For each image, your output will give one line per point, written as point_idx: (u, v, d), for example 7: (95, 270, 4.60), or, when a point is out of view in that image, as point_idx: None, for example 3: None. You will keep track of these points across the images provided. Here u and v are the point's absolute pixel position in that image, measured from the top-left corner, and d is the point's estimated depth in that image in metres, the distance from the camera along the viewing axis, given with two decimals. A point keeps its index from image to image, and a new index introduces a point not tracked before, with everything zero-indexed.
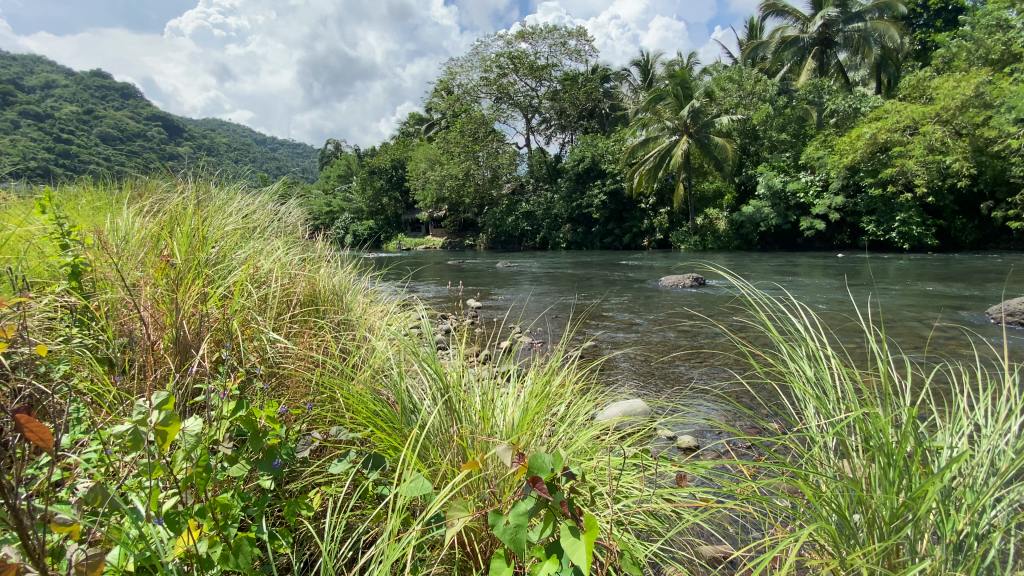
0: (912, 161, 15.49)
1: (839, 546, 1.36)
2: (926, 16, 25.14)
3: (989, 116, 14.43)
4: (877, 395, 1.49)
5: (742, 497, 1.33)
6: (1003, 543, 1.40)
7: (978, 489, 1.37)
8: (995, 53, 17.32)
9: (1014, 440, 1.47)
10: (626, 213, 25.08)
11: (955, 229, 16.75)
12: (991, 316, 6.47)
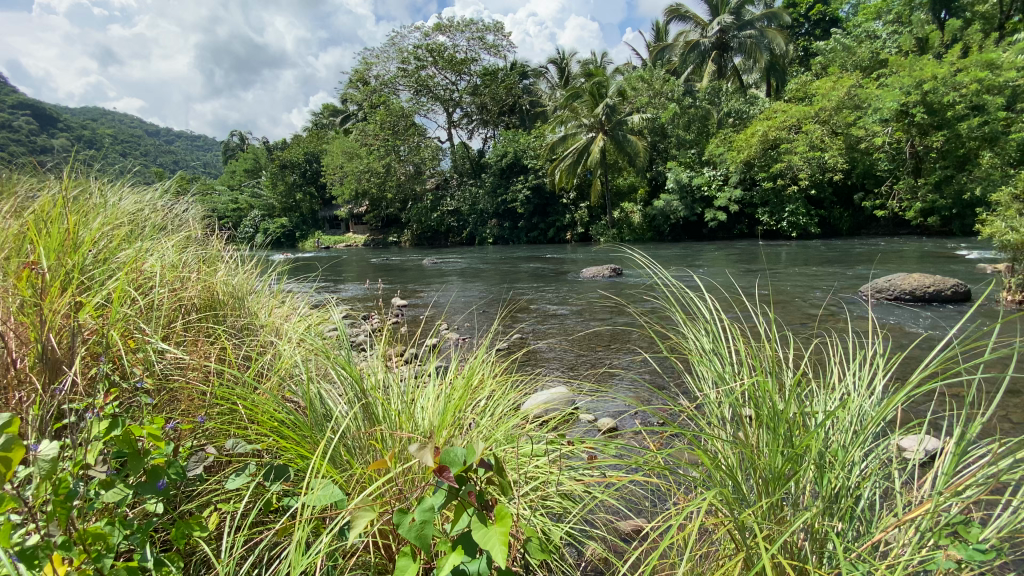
0: (796, 157, 17.23)
1: (731, 509, 1.47)
2: (807, 26, 28.01)
3: (858, 117, 16.72)
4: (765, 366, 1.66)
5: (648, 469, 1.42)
6: (869, 491, 1.60)
7: (844, 442, 1.58)
8: (864, 61, 19.58)
9: (879, 402, 1.69)
10: (549, 207, 25.62)
11: (834, 217, 18.76)
12: (863, 294, 7.36)
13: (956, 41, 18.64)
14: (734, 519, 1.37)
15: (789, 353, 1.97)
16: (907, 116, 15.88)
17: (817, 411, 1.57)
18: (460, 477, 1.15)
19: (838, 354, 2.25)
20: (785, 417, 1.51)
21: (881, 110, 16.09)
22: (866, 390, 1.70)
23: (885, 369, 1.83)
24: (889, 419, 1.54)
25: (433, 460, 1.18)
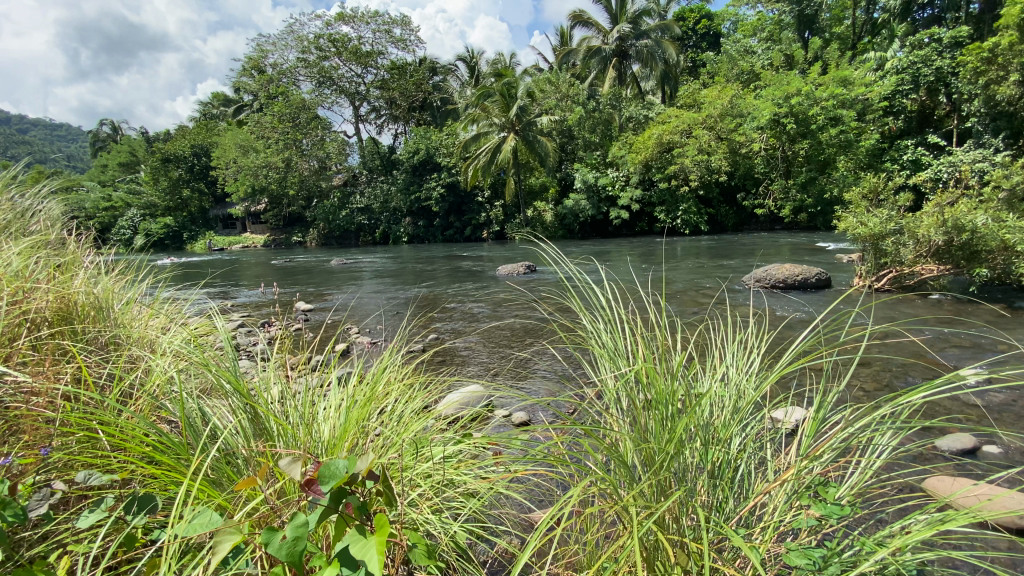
0: (688, 160, 18.62)
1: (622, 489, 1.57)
2: (695, 38, 30.47)
3: (739, 124, 18.60)
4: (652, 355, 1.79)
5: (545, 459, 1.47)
6: (745, 463, 1.78)
7: (720, 420, 1.75)
8: (744, 73, 21.69)
9: (750, 378, 1.90)
10: (463, 206, 25.54)
11: (721, 215, 20.41)
12: (747, 283, 8.18)
13: (816, 60, 21.25)
14: (621, 500, 1.46)
15: (677, 340, 2.14)
16: (779, 125, 17.88)
17: (698, 393, 1.72)
18: (338, 491, 1.12)
19: (723, 337, 2.47)
20: (669, 401, 1.63)
21: (758, 119, 18.00)
22: (741, 367, 1.90)
23: (755, 349, 2.06)
24: (758, 396, 1.73)
25: (308, 472, 1.13)
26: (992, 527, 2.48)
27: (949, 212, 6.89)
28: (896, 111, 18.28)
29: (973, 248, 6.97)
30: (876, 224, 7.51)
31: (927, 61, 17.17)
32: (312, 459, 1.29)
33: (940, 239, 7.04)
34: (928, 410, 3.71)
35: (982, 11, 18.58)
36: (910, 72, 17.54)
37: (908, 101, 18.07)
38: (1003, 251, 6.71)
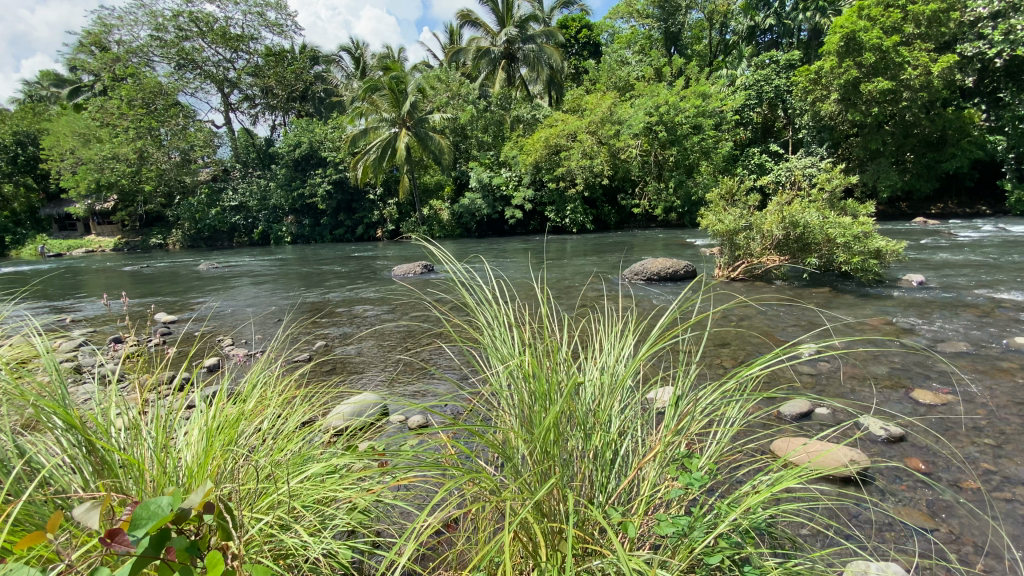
0: (573, 163, 19.60)
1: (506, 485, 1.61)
2: (578, 45, 32.02)
3: (618, 130, 19.87)
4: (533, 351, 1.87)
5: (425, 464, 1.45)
6: (624, 446, 1.91)
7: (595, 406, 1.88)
8: (622, 81, 23.36)
9: (625, 362, 2.03)
10: (353, 204, 24.40)
11: (604, 214, 21.51)
12: (628, 277, 8.91)
13: (681, 74, 23.57)
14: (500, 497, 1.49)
15: (561, 332, 2.23)
16: (651, 132, 19.53)
17: (577, 384, 1.81)
18: (159, 537, 1.03)
19: (607, 325, 2.61)
20: (547, 393, 1.71)
21: (633, 126, 19.46)
22: (616, 353, 2.02)
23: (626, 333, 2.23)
24: (630, 379, 1.87)
25: (117, 523, 1.04)
26: (827, 478, 2.93)
27: (788, 211, 8.08)
28: (745, 123, 20.87)
29: (805, 242, 8.21)
30: (731, 221, 8.55)
31: (768, 80, 19.95)
32: (131, 506, 1.18)
33: (780, 233, 8.24)
34: (774, 381, 4.31)
35: (808, 39, 21.93)
36: (755, 89, 20.18)
37: (754, 115, 20.70)
38: (826, 244, 7.98)
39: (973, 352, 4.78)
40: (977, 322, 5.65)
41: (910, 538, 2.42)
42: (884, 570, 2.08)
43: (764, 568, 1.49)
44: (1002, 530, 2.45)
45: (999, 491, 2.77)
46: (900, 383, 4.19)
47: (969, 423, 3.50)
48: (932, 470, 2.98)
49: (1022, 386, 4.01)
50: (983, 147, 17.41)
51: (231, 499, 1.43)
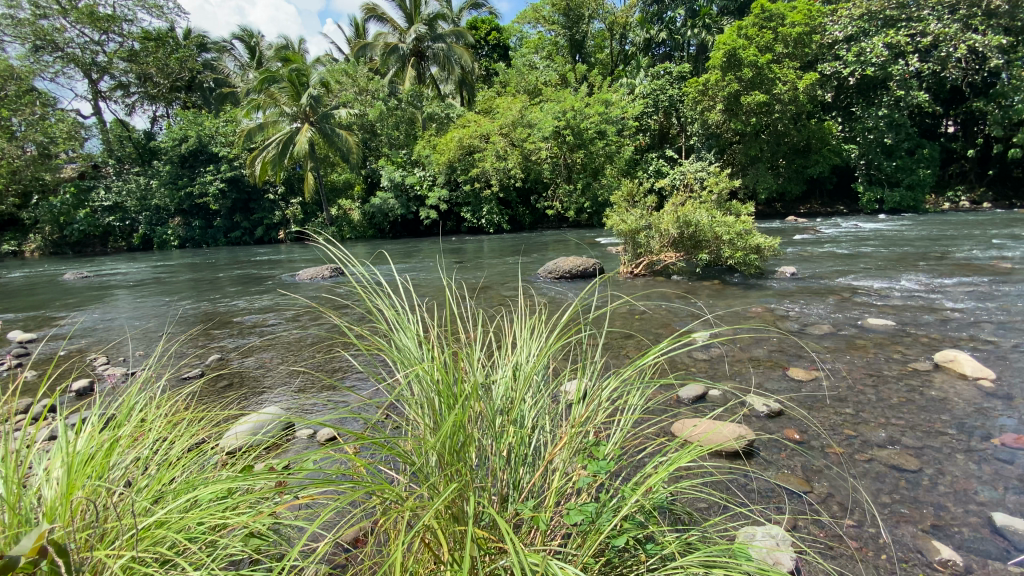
0: (487, 164, 19.81)
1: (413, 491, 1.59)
2: (487, 48, 32.24)
3: (529, 133, 20.20)
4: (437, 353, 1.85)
5: (325, 476, 1.40)
6: (538, 438, 1.96)
7: (502, 405, 1.90)
8: (531, 86, 24.07)
9: (535, 356, 2.07)
10: (252, 204, 22.65)
11: (519, 215, 21.86)
12: (542, 276, 9.17)
13: (586, 80, 24.68)
14: (403, 505, 1.47)
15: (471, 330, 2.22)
16: (560, 136, 20.17)
17: (484, 382, 1.83)
18: None
19: (520, 322, 2.64)
20: (452, 394, 1.69)
21: (543, 129, 19.86)
22: (526, 347, 2.05)
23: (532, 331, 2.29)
24: (536, 371, 1.92)
25: None
26: (721, 454, 3.22)
27: (682, 211, 8.78)
28: (645, 129, 22.34)
29: (697, 239, 8.95)
30: (633, 221, 9.10)
31: (663, 90, 21.55)
32: None
33: (675, 232, 8.91)
34: (674, 368, 4.67)
35: (696, 54, 23.93)
36: (652, 98, 21.67)
37: (652, 122, 22.21)
38: (715, 242, 8.76)
39: (836, 333, 5.50)
40: (839, 307, 6.50)
41: (789, 499, 2.75)
42: (769, 533, 2.33)
43: (665, 543, 1.59)
44: (861, 486, 2.86)
45: (860, 452, 3.21)
46: (778, 364, 4.71)
47: (834, 395, 4.02)
48: (804, 438, 3.40)
49: (874, 361, 4.68)
50: (839, 154, 20.02)
51: (84, 542, 1.29)
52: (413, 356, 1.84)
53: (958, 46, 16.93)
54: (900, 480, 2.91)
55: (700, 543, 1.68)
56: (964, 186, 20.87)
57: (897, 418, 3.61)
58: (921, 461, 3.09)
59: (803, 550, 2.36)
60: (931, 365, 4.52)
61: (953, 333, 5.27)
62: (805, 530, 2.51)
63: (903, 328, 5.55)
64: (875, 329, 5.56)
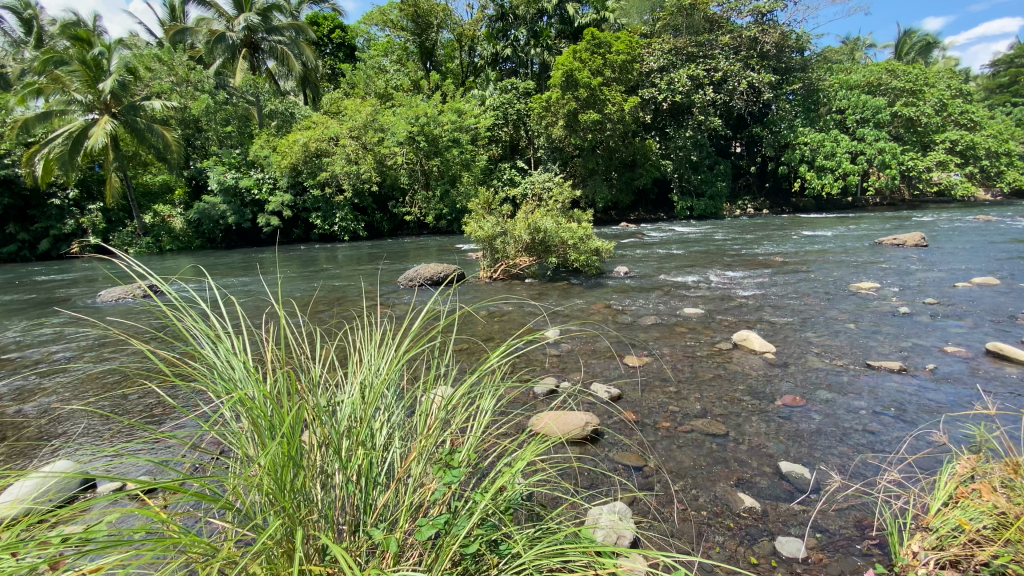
0: (337, 168, 18.75)
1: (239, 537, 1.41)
2: (331, 46, 30.43)
3: (381, 137, 19.60)
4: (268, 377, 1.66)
5: (115, 546, 1.17)
6: (391, 456, 1.89)
7: (347, 426, 1.78)
8: (380, 90, 23.66)
9: (383, 370, 1.98)
10: (32, 210, 18.34)
11: (376, 222, 21.08)
12: (401, 284, 9.02)
13: (438, 86, 24.83)
14: (224, 560, 1.30)
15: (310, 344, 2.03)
16: (414, 142, 19.92)
17: (323, 403, 1.70)
18: None
19: (367, 333, 2.50)
20: (286, 424, 1.53)
21: (396, 133, 19.35)
22: (374, 363, 1.95)
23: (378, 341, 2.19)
24: (382, 387, 1.85)
25: None
26: (572, 443, 3.46)
27: (532, 218, 9.31)
28: (497, 139, 23.26)
29: (546, 244, 9.57)
30: (489, 227, 9.39)
31: (511, 103, 22.61)
32: None
33: (527, 237, 9.41)
34: (529, 364, 4.94)
35: (539, 72, 25.51)
36: (501, 111, 22.62)
37: (503, 133, 23.23)
38: (562, 246, 9.43)
39: (662, 322, 6.31)
40: (664, 300, 7.48)
41: (628, 476, 3.06)
42: (613, 511, 2.58)
43: (514, 542, 1.65)
44: (684, 455, 3.31)
45: (682, 425, 3.71)
46: (617, 354, 5.25)
47: (661, 377, 4.60)
48: (640, 418, 3.83)
49: (689, 345, 5.48)
50: (658, 168, 22.99)
51: None
52: (238, 383, 1.63)
53: (740, 81, 20.85)
54: (713, 445, 3.44)
55: (546, 534, 1.79)
56: (749, 196, 25.60)
57: (707, 392, 4.27)
58: (726, 425, 3.69)
59: (642, 519, 2.65)
60: (731, 344, 5.45)
61: (745, 317, 6.41)
62: (643, 501, 2.82)
63: (710, 315, 6.60)
64: (690, 317, 6.52)
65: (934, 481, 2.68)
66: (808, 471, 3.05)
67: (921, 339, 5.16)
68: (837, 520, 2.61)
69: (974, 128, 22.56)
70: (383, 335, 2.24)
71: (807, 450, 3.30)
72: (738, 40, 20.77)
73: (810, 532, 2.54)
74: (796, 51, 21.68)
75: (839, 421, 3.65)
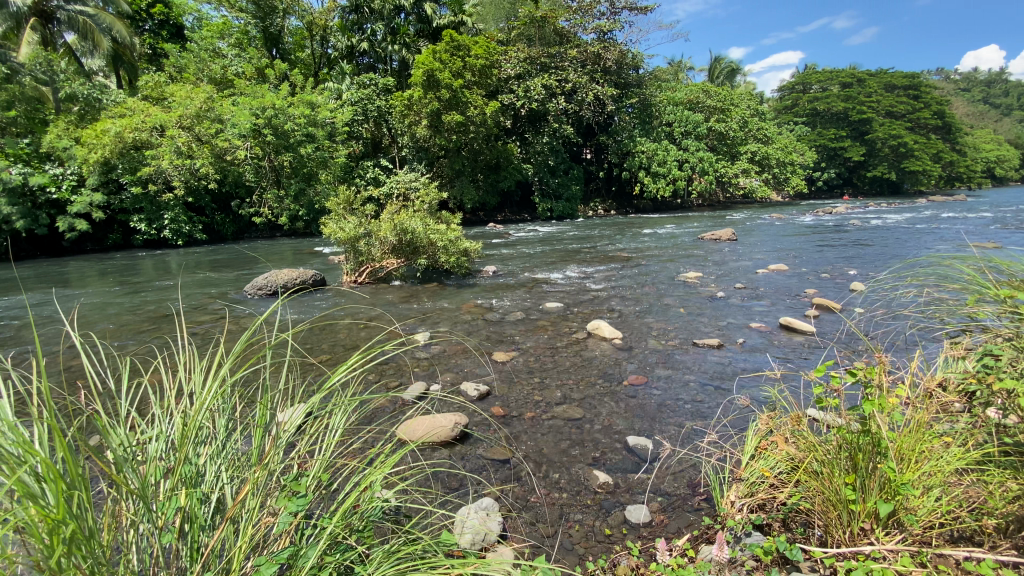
0: (164, 162, 16.18)
1: None
2: (151, 22, 26.21)
3: (219, 128, 17.54)
4: (37, 428, 1.35)
5: None
6: (224, 492, 1.68)
7: (159, 469, 1.55)
8: (217, 75, 21.21)
9: (200, 397, 1.74)
10: None
11: (217, 224, 18.68)
12: (250, 294, 8.15)
13: (287, 76, 22.91)
14: None
15: (100, 380, 1.69)
16: (260, 135, 18.06)
17: (117, 450, 1.43)
18: None
19: (182, 353, 2.16)
20: (69, 484, 1.27)
21: (238, 126, 17.37)
22: (188, 392, 1.71)
23: (203, 366, 1.94)
24: (197, 418, 1.63)
25: None
26: (440, 445, 3.41)
27: (397, 219, 9.04)
28: (356, 136, 22.20)
29: (414, 245, 9.36)
30: (351, 229, 8.88)
31: (370, 100, 21.73)
32: None
33: (393, 239, 9.11)
34: (396, 370, 4.78)
35: (399, 70, 24.92)
36: (360, 106, 21.62)
37: (363, 130, 22.25)
38: (430, 247, 9.32)
39: (526, 317, 6.58)
40: (528, 296, 7.81)
41: (496, 471, 3.12)
42: (479, 508, 2.60)
43: (372, 560, 1.60)
44: (546, 442, 3.47)
45: (545, 413, 3.90)
46: (485, 351, 5.34)
47: (527, 370, 4.79)
48: (507, 412, 3.93)
49: (551, 337, 5.79)
50: (520, 171, 23.93)
51: None
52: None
53: (587, 93, 22.67)
54: (572, 428, 3.67)
55: (405, 542, 1.76)
56: (599, 198, 27.93)
57: (568, 379, 4.56)
58: (583, 408, 3.97)
59: (509, 511, 2.72)
60: (586, 333, 5.88)
61: (598, 307, 6.98)
62: (508, 494, 2.90)
63: (569, 308, 7.06)
64: (551, 311, 6.90)
65: (741, 437, 3.17)
66: (649, 442, 3.41)
67: (733, 318, 6.11)
68: (673, 483, 2.96)
69: (767, 141, 27.42)
70: (203, 357, 1.96)
71: (648, 423, 3.69)
72: (584, 55, 22.48)
73: (652, 497, 2.84)
74: (633, 70, 24.18)
75: (676, 394, 4.15)
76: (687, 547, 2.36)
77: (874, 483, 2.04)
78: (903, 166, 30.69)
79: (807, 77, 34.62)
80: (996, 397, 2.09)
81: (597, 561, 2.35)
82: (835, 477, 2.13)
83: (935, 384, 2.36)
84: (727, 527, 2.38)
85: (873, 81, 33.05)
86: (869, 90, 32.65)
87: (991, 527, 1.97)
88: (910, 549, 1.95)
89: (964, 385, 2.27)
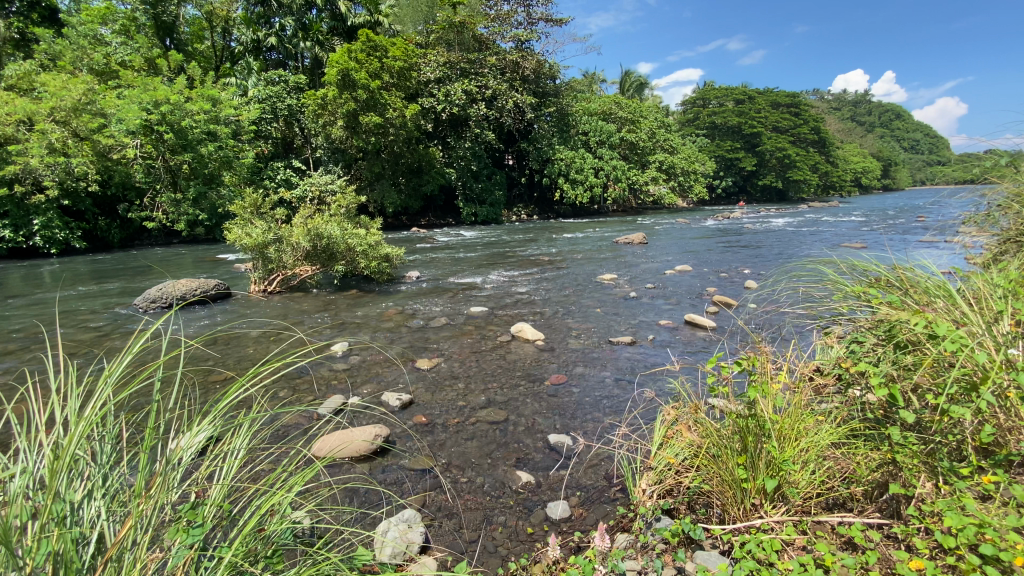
0: (33, 159, 14.18)
1: None
2: (18, 3, 22.98)
3: (102, 124, 15.74)
4: None
5: None
6: (106, 528, 1.51)
7: (23, 508, 1.35)
8: (99, 65, 19.14)
9: (71, 423, 1.54)
10: None
11: (100, 230, 16.51)
12: (142, 308, 7.40)
13: (185, 69, 21.07)
14: None
15: None
16: (152, 132, 16.41)
17: None
18: None
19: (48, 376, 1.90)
20: None
21: (125, 122, 15.68)
22: (58, 418, 1.51)
23: (77, 389, 1.73)
24: (69, 448, 1.44)
25: None
26: (359, 458, 3.30)
27: (311, 224, 8.61)
28: (264, 136, 20.87)
29: (330, 251, 8.95)
30: (259, 235, 8.28)
31: (280, 97, 20.56)
32: None
33: (307, 244, 8.66)
34: (312, 383, 4.54)
35: (311, 67, 23.82)
36: (269, 104, 20.40)
37: (272, 129, 20.98)
38: (348, 252, 8.99)
39: (451, 323, 6.53)
40: (452, 301, 7.77)
41: (418, 480, 3.07)
42: (400, 520, 2.55)
43: None
44: (469, 447, 3.47)
45: (469, 419, 3.90)
46: (408, 359, 5.23)
47: (451, 376, 4.75)
48: (430, 419, 3.88)
49: (476, 341, 5.81)
50: (443, 175, 23.77)
51: None
52: None
53: (508, 100, 22.97)
54: (496, 432, 3.70)
55: (319, 561, 1.69)
56: (522, 204, 28.42)
57: (491, 383, 4.59)
58: (506, 411, 4.01)
59: (432, 520, 2.69)
60: (510, 336, 5.97)
61: (522, 311, 7.09)
62: (431, 503, 2.86)
63: (494, 312, 7.10)
64: (475, 316, 6.91)
65: (650, 428, 3.37)
66: (568, 439, 3.51)
67: (646, 317, 6.48)
68: (590, 476, 3.08)
69: (673, 152, 29.48)
70: (75, 379, 1.74)
71: (569, 421, 3.81)
72: (503, 62, 22.76)
73: (571, 492, 2.93)
74: (550, 79, 24.89)
75: (594, 391, 4.33)
76: (602, 537, 2.44)
77: (762, 462, 2.27)
78: (788, 176, 34.29)
79: (706, 93, 37.66)
80: (857, 380, 2.42)
81: (520, 560, 2.39)
82: (730, 459, 2.35)
83: (808, 370, 2.67)
84: (639, 515, 2.52)
85: (761, 99, 36.62)
86: (758, 107, 36.11)
87: (859, 494, 2.28)
88: (792, 517, 2.20)
89: (831, 369, 2.58)
